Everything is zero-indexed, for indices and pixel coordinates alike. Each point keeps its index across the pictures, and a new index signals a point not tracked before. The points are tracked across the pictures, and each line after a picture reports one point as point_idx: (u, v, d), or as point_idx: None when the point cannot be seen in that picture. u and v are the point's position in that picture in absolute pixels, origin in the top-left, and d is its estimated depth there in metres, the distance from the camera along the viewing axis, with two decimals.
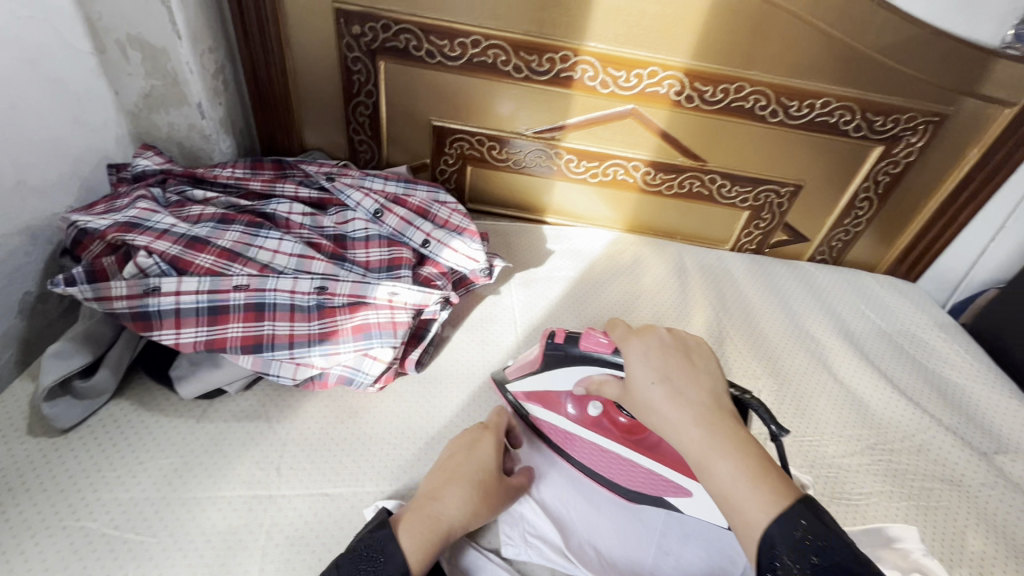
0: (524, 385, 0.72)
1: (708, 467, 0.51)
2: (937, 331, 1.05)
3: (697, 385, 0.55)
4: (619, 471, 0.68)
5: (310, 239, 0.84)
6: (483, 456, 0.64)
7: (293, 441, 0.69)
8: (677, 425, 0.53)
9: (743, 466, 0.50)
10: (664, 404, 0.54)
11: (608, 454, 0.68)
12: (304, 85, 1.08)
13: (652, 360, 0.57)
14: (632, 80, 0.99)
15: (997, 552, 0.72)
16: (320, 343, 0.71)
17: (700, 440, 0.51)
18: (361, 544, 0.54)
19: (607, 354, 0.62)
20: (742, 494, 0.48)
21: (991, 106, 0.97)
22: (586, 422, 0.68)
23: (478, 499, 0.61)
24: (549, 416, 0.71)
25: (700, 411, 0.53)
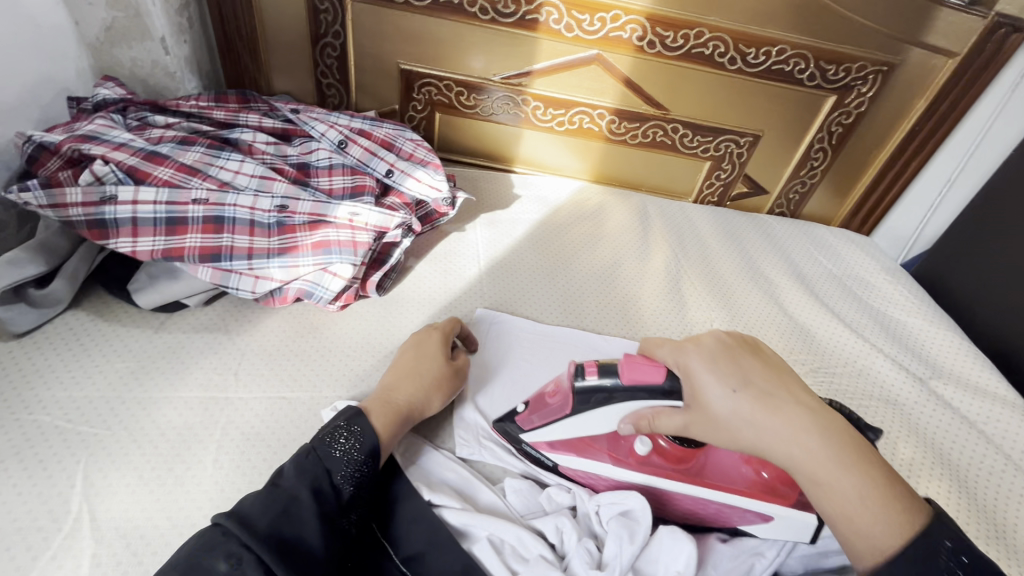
0: (545, 433, 0.64)
1: (826, 482, 0.47)
2: (885, 275, 1.10)
3: (782, 387, 0.51)
4: (680, 507, 0.61)
5: (272, 165, 0.84)
6: (431, 348, 0.68)
7: (252, 351, 0.70)
8: (784, 436, 0.49)
9: (866, 478, 0.46)
10: (755, 413, 0.50)
11: (667, 493, 0.61)
12: (271, 27, 1.07)
13: (722, 368, 0.52)
14: (595, 23, 1.01)
15: (925, 459, 0.77)
16: (280, 256, 0.73)
17: (812, 451, 0.48)
18: (334, 428, 0.56)
19: (653, 382, 0.57)
20: (871, 511, 0.45)
21: (936, 56, 1.02)
22: (635, 462, 0.61)
23: (431, 386, 0.64)
24: (585, 465, 0.63)
25: (797, 415, 0.49)
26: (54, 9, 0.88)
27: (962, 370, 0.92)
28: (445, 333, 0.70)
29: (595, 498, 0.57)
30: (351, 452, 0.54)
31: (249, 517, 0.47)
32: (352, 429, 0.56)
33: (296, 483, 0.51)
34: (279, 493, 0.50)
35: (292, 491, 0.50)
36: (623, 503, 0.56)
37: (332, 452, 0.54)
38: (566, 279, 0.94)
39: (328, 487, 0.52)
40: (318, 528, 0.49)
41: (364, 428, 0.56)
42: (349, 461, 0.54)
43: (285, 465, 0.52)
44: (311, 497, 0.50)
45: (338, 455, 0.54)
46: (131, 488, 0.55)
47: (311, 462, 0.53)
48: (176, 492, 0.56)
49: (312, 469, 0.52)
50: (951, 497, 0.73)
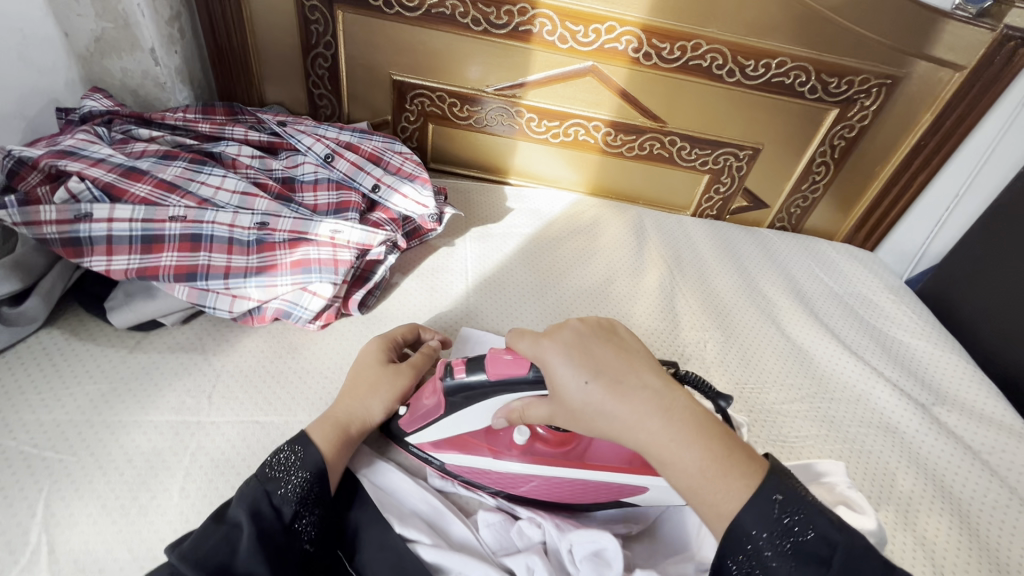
0: (427, 436, 0.62)
1: (671, 460, 0.46)
2: (888, 294, 1.07)
3: (634, 370, 0.49)
4: (567, 490, 0.59)
5: (256, 179, 0.83)
6: (367, 355, 0.67)
7: (228, 372, 0.69)
8: (633, 422, 0.46)
9: (706, 449, 0.46)
10: (606, 402, 0.47)
11: (554, 480, 0.59)
12: (262, 37, 1.06)
13: (575, 358, 0.49)
14: (590, 35, 0.98)
15: (925, 492, 0.74)
16: (257, 275, 0.72)
17: (656, 433, 0.46)
18: (275, 452, 0.56)
19: (519, 373, 0.53)
20: (709, 482, 0.45)
21: (943, 68, 0.99)
22: (517, 452, 0.59)
23: (369, 391, 0.63)
24: (469, 462, 0.61)
25: (647, 400, 0.47)
26: (42, 21, 0.87)
27: (967, 396, 0.88)
28: (387, 338, 0.69)
29: (568, 537, 0.53)
30: (289, 472, 0.54)
31: (188, 550, 0.47)
32: (291, 449, 0.56)
33: (235, 510, 0.50)
34: (219, 523, 0.50)
35: (230, 517, 0.50)
36: (595, 542, 0.52)
37: (271, 472, 0.53)
38: (555, 295, 0.92)
39: (268, 509, 0.51)
40: (254, 547, 0.48)
41: (302, 445, 0.56)
42: (288, 480, 0.53)
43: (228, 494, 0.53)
44: (249, 520, 0.50)
45: (276, 475, 0.53)
46: (92, 518, 0.54)
47: (251, 486, 0.53)
48: (139, 522, 0.54)
49: (250, 493, 0.52)
50: (952, 533, 0.70)
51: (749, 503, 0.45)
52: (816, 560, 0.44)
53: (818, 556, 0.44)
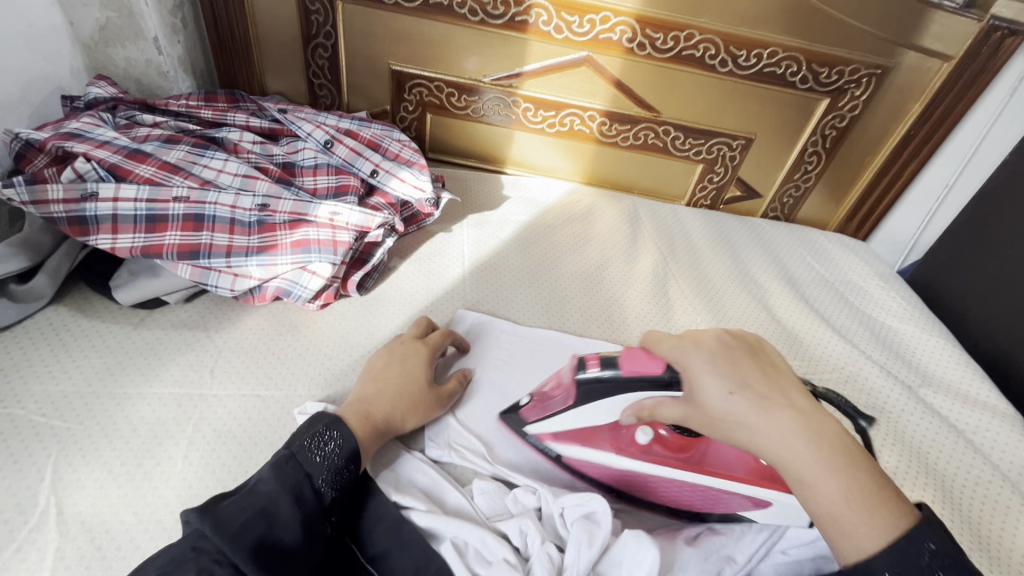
0: (550, 425, 0.64)
1: (811, 482, 0.45)
2: (878, 281, 1.09)
3: (779, 388, 0.48)
4: (672, 492, 0.61)
5: (258, 164, 0.85)
6: (416, 371, 0.66)
7: (230, 348, 0.71)
8: (776, 439, 0.46)
9: (850, 479, 0.44)
10: (751, 416, 0.47)
11: (667, 482, 0.60)
12: (263, 28, 1.08)
13: (721, 366, 0.49)
14: (585, 25, 1.00)
15: (910, 468, 0.75)
16: (258, 254, 0.74)
17: (801, 454, 0.45)
18: (314, 432, 0.55)
19: (654, 372, 0.54)
20: (851, 510, 0.44)
21: (931, 59, 1.01)
22: (635, 450, 0.61)
23: (407, 406, 0.63)
24: (586, 454, 0.63)
25: (791, 418, 0.46)
26: (48, 9, 0.89)
27: (952, 377, 0.90)
28: (431, 350, 0.70)
29: (559, 501, 0.56)
30: (332, 458, 0.54)
31: (222, 520, 0.46)
32: (331, 433, 0.55)
33: (275, 488, 0.50)
34: (256, 497, 0.49)
35: (272, 497, 0.49)
36: (585, 505, 0.55)
37: (312, 457, 0.53)
38: (551, 281, 0.94)
39: (310, 492, 0.51)
40: (298, 530, 0.49)
41: (345, 434, 0.55)
42: (330, 466, 0.53)
43: (263, 470, 0.51)
44: (291, 502, 0.50)
45: (319, 460, 0.53)
46: (99, 483, 0.56)
47: (292, 467, 0.52)
48: (143, 487, 0.56)
49: (291, 475, 0.51)
50: (935, 507, 0.71)
51: (886, 542, 0.43)
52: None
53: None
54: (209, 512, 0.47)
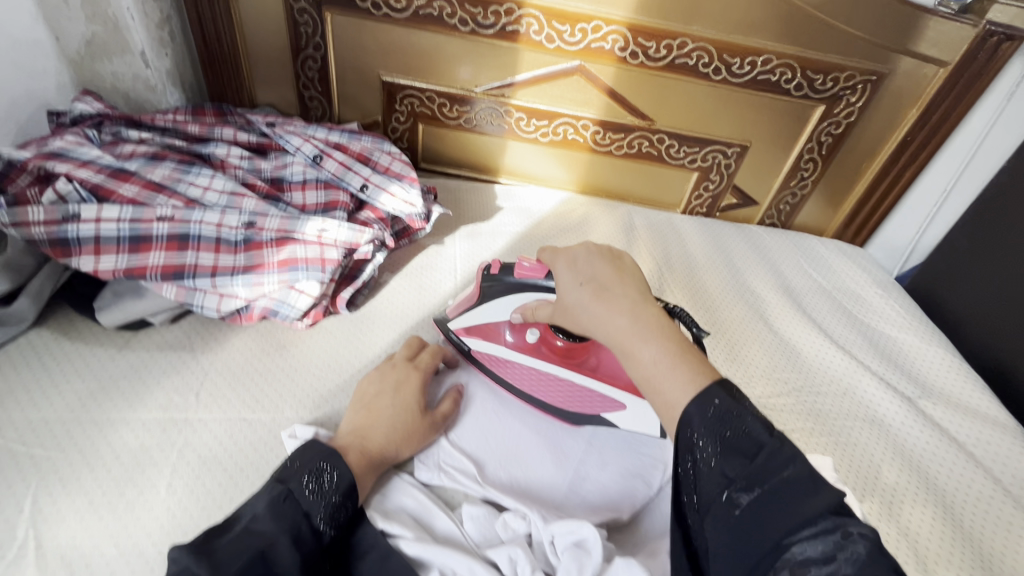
0: (465, 320, 0.75)
1: (631, 351, 0.51)
2: (876, 288, 1.08)
3: (623, 282, 0.55)
4: (554, 390, 0.72)
5: (245, 180, 0.84)
6: (408, 398, 0.65)
7: (217, 370, 0.69)
8: (604, 316, 0.53)
9: (664, 345, 0.50)
10: (590, 301, 0.55)
11: (547, 376, 0.72)
12: (251, 40, 1.07)
13: (577, 267, 0.58)
14: (577, 34, 0.99)
15: (909, 483, 0.74)
16: (244, 274, 0.72)
17: (622, 327, 0.52)
18: (310, 465, 0.54)
19: (538, 279, 0.70)
20: (660, 373, 0.49)
21: (927, 64, 0.99)
22: (525, 347, 0.73)
23: (401, 436, 0.62)
24: (488, 349, 0.74)
25: (623, 303, 0.53)
26: (32, 24, 0.88)
27: (953, 389, 0.89)
28: (422, 374, 0.68)
29: (549, 528, 0.54)
30: (328, 496, 0.53)
31: (221, 564, 0.45)
32: (327, 469, 0.55)
33: (274, 528, 0.49)
34: (255, 538, 0.48)
35: (271, 537, 0.49)
36: (576, 532, 0.53)
37: (308, 495, 0.52)
38: None
39: (308, 531, 0.51)
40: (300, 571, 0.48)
41: (342, 470, 0.55)
42: (327, 504, 0.53)
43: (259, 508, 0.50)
44: (292, 542, 0.49)
45: (316, 497, 0.53)
46: (80, 514, 0.54)
47: (289, 506, 0.51)
48: (126, 518, 0.55)
49: (290, 514, 0.50)
50: (935, 523, 0.70)
51: (693, 397, 0.47)
52: (743, 454, 0.45)
53: (744, 450, 0.45)
54: (205, 554, 0.46)
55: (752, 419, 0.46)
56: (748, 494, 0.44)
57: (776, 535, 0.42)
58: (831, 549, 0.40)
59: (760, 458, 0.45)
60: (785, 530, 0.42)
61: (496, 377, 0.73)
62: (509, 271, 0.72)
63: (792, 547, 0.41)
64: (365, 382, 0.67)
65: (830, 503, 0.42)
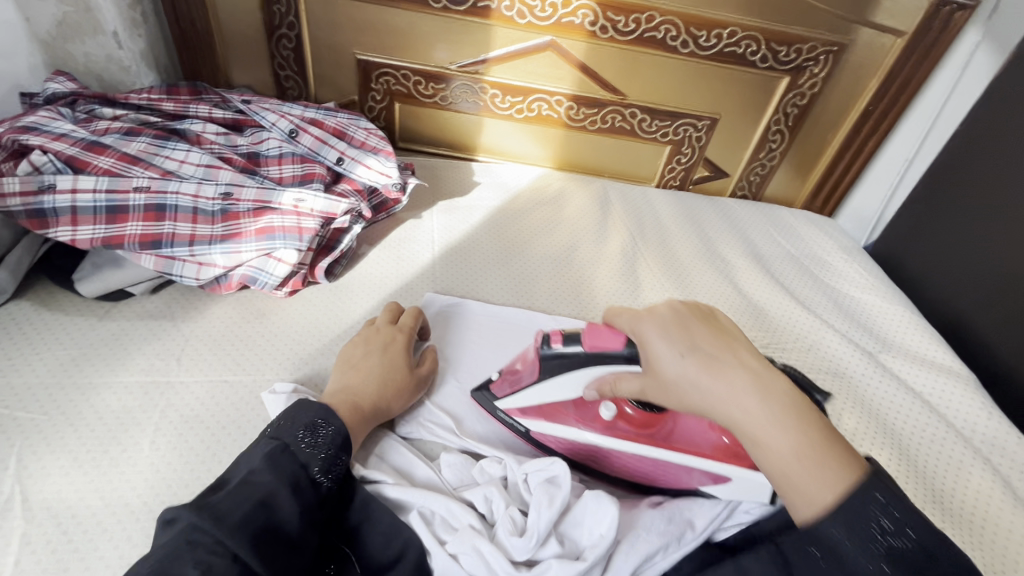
0: (517, 400, 0.66)
1: (760, 439, 0.47)
2: (841, 253, 1.12)
3: (728, 347, 0.52)
4: (643, 470, 0.63)
5: (221, 154, 0.85)
6: (397, 356, 0.67)
7: (198, 336, 0.71)
8: (727, 397, 0.49)
9: (800, 435, 0.47)
10: (700, 375, 0.50)
11: (630, 457, 0.62)
12: (225, 20, 1.07)
13: (671, 334, 0.53)
14: (547, 9, 1.01)
15: (868, 428, 0.78)
16: (222, 242, 0.74)
17: (749, 410, 0.48)
18: (302, 421, 0.55)
19: (614, 348, 0.60)
20: (802, 468, 0.46)
21: (885, 35, 1.03)
22: (599, 425, 0.64)
23: (393, 391, 0.64)
24: (553, 429, 0.65)
25: (740, 378, 0.49)
26: None
27: (911, 343, 0.93)
28: (408, 334, 0.71)
29: (522, 468, 0.57)
30: (324, 448, 0.54)
31: (220, 513, 0.45)
32: (322, 424, 0.56)
33: (273, 478, 0.50)
34: (253, 488, 0.48)
35: (271, 487, 0.49)
36: (548, 470, 0.56)
37: (303, 447, 0.53)
38: (521, 262, 0.95)
39: (306, 481, 0.51)
40: (299, 517, 0.49)
41: (337, 425, 0.56)
42: (324, 456, 0.54)
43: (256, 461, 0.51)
44: (291, 491, 0.50)
45: (311, 450, 0.53)
46: (64, 470, 0.56)
47: (286, 458, 0.52)
48: (110, 473, 0.56)
49: (287, 465, 0.51)
50: (891, 463, 0.74)
51: (840, 497, 0.44)
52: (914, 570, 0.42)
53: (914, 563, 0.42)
54: (203, 508, 0.46)
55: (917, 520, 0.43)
56: None
57: None
58: None
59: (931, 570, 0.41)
60: None
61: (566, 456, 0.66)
62: (576, 340, 0.62)
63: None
64: (351, 345, 0.69)
65: None
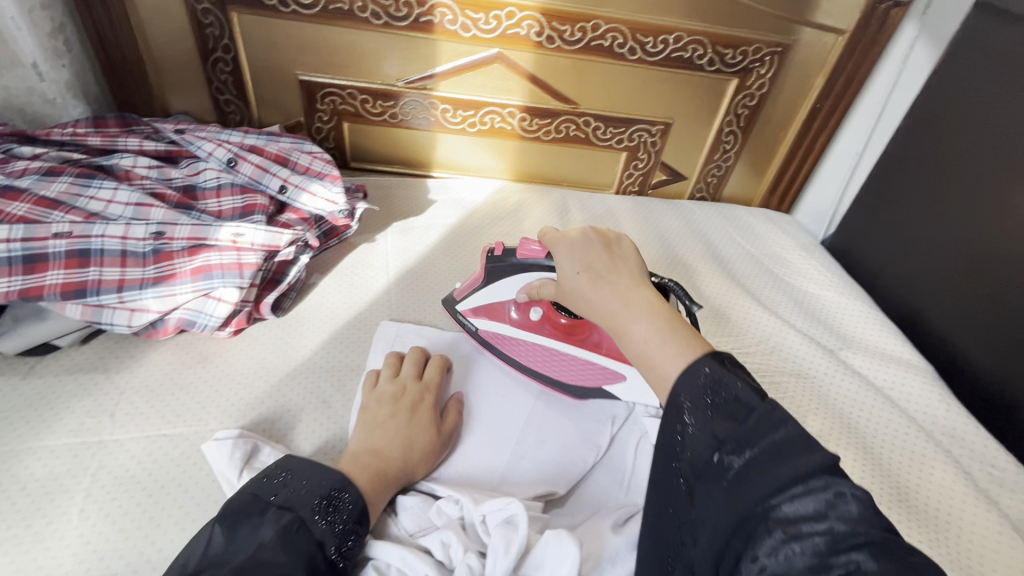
0: (470, 301, 0.76)
1: (626, 335, 0.50)
2: (799, 251, 1.13)
3: (618, 268, 0.54)
4: (558, 365, 0.74)
5: (153, 190, 0.80)
6: (421, 419, 0.63)
7: (134, 389, 0.67)
8: (602, 303, 0.52)
9: (656, 324, 0.49)
10: (587, 288, 0.54)
11: (551, 351, 0.74)
12: (156, 45, 1.02)
13: (575, 253, 0.57)
14: (491, 22, 1.00)
15: (832, 429, 0.78)
16: (154, 286, 0.70)
17: (617, 311, 0.51)
18: (316, 491, 0.51)
19: (542, 258, 0.68)
20: (654, 354, 0.47)
21: (826, 34, 1.04)
22: (529, 324, 0.75)
23: (417, 459, 0.60)
24: (493, 327, 0.76)
25: (620, 288, 0.52)
26: None
27: (871, 338, 0.94)
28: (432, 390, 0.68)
29: (480, 508, 0.54)
30: (342, 524, 0.50)
31: None
32: (338, 496, 0.52)
33: (289, 562, 0.45)
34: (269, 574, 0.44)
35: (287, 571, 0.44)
36: (506, 509, 0.53)
37: (320, 522, 0.49)
38: None
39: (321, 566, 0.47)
40: None
41: (354, 494, 0.52)
42: (340, 532, 0.50)
43: (269, 536, 0.46)
44: None
45: (327, 526, 0.49)
46: None
47: (301, 536, 0.47)
48: (34, 549, 0.52)
49: (302, 544, 0.47)
50: (857, 463, 0.74)
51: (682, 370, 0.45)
52: (732, 416, 0.42)
53: (734, 414, 0.42)
54: None
55: (741, 384, 0.44)
56: (740, 457, 0.40)
57: (763, 495, 0.38)
58: (822, 507, 0.37)
59: (750, 421, 0.42)
60: (773, 490, 0.38)
61: (503, 354, 0.76)
62: (513, 253, 0.71)
63: (778, 508, 0.38)
64: (374, 402, 0.64)
65: (822, 462, 0.38)
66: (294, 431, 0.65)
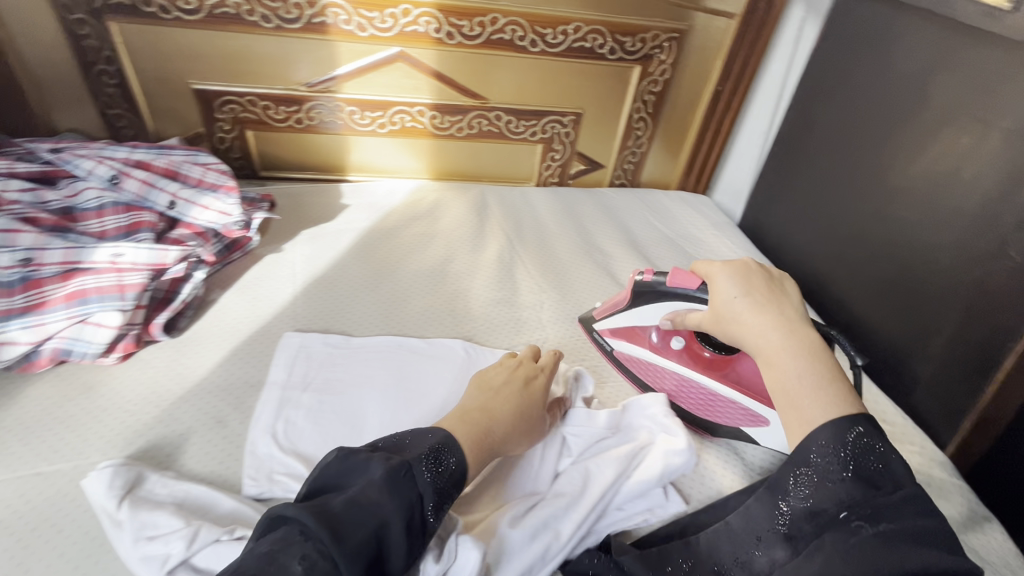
0: (610, 321, 0.80)
1: (776, 364, 0.52)
2: (711, 229, 1.17)
3: (775, 303, 0.57)
4: (692, 395, 0.74)
5: (23, 215, 0.73)
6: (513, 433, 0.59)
7: (6, 427, 0.63)
8: (757, 329, 0.55)
9: (815, 367, 0.50)
10: (746, 313, 0.56)
11: (688, 381, 0.74)
12: (30, 59, 0.95)
13: (738, 281, 0.59)
14: (387, 20, 0.98)
15: None
16: (22, 315, 0.67)
17: (774, 341, 0.53)
18: (428, 448, 0.49)
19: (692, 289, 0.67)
20: (804, 388, 0.49)
21: (718, 18, 1.08)
22: (666, 350, 0.75)
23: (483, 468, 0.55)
24: (630, 349, 0.78)
25: (776, 319, 0.55)
26: None
27: None
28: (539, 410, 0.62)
29: None
30: (443, 483, 0.48)
31: (341, 527, 0.40)
32: (444, 453, 0.49)
33: (393, 504, 0.44)
34: (373, 513, 0.42)
35: (388, 513, 0.43)
36: None
37: (428, 473, 0.47)
38: (392, 282, 0.92)
39: (418, 518, 0.45)
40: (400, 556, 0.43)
41: (459, 459, 0.50)
42: (440, 491, 0.47)
43: (379, 475, 0.45)
44: (404, 527, 0.43)
45: (429, 477, 0.47)
46: None
47: (407, 483, 0.45)
48: None
49: (406, 490, 0.45)
50: None
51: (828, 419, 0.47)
52: (871, 484, 0.44)
53: (872, 481, 0.44)
54: (320, 513, 0.41)
55: (896, 459, 0.45)
56: (872, 526, 0.42)
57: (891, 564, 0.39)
58: None
59: (893, 497, 0.43)
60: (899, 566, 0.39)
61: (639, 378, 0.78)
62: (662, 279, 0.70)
63: None
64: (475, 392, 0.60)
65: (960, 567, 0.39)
66: (185, 456, 0.62)
